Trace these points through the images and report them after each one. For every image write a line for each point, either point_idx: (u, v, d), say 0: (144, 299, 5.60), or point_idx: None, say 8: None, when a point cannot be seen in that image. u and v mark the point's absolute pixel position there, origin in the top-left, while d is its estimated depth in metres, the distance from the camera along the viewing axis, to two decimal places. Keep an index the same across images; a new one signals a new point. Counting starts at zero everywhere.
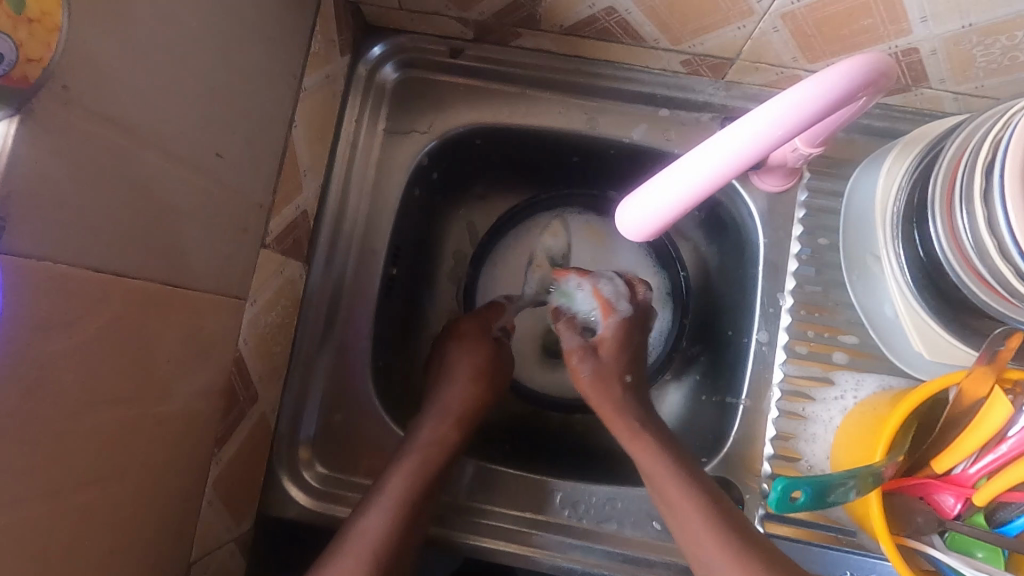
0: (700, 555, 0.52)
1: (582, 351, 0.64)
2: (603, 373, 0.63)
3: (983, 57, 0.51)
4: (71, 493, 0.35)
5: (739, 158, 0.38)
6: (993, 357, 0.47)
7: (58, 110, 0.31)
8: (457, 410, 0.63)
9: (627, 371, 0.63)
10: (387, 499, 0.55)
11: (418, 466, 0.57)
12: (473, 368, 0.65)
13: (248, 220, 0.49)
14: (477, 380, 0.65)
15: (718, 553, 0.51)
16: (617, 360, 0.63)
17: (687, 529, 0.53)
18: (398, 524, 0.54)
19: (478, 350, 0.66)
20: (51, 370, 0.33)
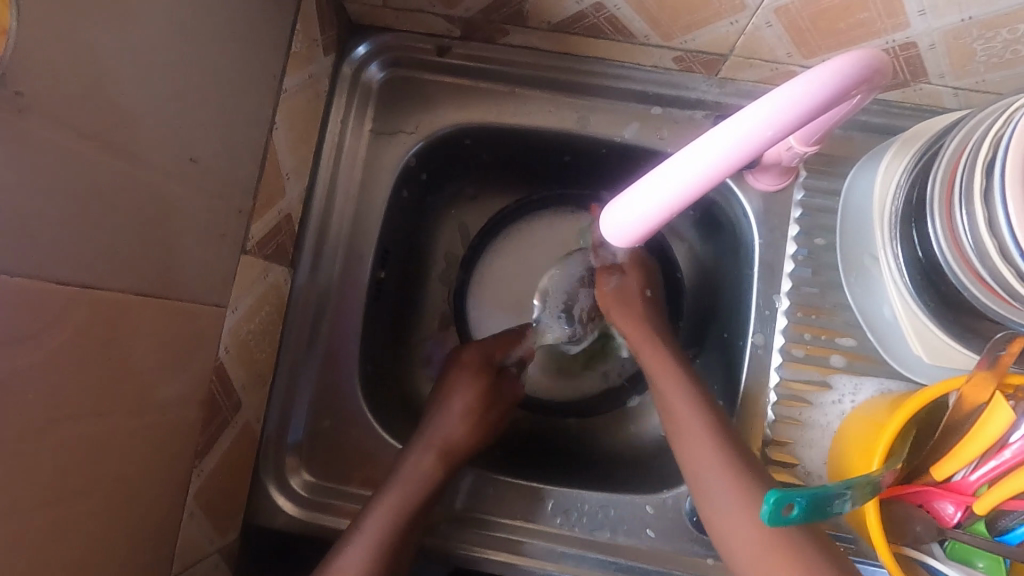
0: (709, 489, 0.51)
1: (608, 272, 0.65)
2: (627, 287, 0.64)
3: (983, 52, 0.49)
4: (40, 511, 0.34)
5: (727, 160, 0.36)
6: (995, 362, 0.46)
7: (13, 119, 0.30)
8: (445, 441, 0.59)
9: (647, 286, 0.65)
10: (368, 539, 0.53)
11: (404, 498, 0.55)
12: (473, 400, 0.62)
13: (227, 226, 0.47)
14: (482, 414, 0.63)
15: (730, 489, 0.50)
16: (644, 274, 0.65)
17: (700, 472, 0.52)
18: (375, 567, 0.52)
19: (473, 383, 0.63)
20: (14, 388, 0.31)
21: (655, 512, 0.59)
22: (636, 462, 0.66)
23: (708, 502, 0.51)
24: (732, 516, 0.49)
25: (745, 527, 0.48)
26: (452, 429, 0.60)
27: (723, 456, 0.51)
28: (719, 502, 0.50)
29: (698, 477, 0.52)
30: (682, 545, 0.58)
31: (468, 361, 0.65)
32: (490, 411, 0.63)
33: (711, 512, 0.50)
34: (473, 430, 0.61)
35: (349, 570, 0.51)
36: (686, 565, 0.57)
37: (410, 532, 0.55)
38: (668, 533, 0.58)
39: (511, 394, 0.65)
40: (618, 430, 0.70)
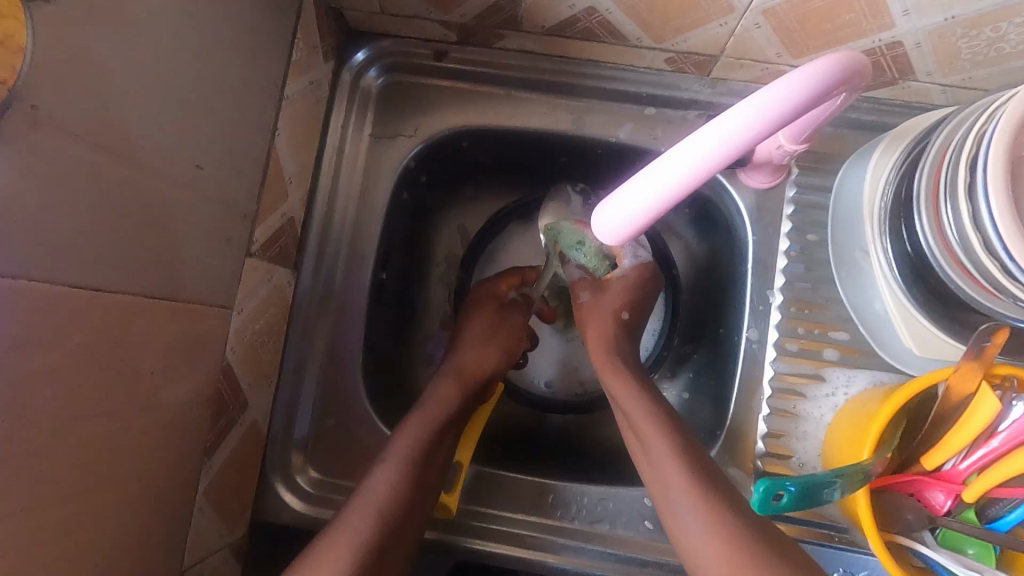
0: (674, 506, 0.50)
1: (588, 284, 0.65)
2: (602, 304, 0.64)
3: (968, 49, 0.50)
4: (57, 507, 0.36)
5: (709, 162, 0.37)
6: (980, 352, 0.47)
7: (28, 132, 0.31)
8: (467, 368, 0.64)
9: (625, 308, 0.65)
10: (398, 456, 0.55)
11: (431, 420, 0.58)
12: (484, 329, 0.67)
13: (231, 230, 0.49)
14: (491, 339, 0.66)
15: (693, 506, 0.49)
16: (624, 295, 0.65)
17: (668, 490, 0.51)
18: (406, 489, 0.53)
19: (482, 314, 0.67)
20: (31, 389, 0.33)
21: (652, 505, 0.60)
22: None
23: (677, 520, 0.50)
24: (695, 533, 0.48)
25: (706, 539, 0.47)
26: (473, 355, 0.65)
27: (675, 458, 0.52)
28: (686, 526, 0.48)
29: (669, 501, 0.51)
30: None
31: (482, 299, 0.68)
32: (499, 338, 0.67)
33: (678, 529, 0.49)
34: (491, 353, 0.66)
35: (381, 486, 0.53)
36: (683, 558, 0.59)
37: (431, 465, 0.56)
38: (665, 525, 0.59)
39: (521, 324, 0.68)
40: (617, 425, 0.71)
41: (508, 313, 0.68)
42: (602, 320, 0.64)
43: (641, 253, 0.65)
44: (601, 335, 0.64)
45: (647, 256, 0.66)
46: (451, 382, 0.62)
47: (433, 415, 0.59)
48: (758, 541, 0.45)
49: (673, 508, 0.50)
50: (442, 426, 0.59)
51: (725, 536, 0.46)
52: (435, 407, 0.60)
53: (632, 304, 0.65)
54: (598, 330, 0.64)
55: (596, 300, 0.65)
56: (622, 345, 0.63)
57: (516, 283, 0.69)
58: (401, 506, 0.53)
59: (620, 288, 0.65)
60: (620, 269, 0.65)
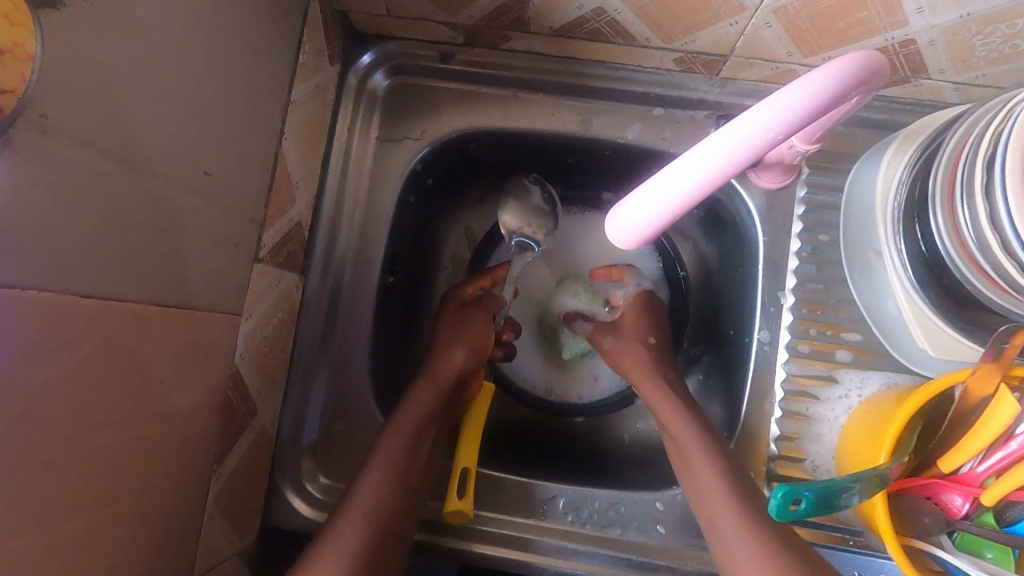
0: (717, 527, 0.50)
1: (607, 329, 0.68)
2: (626, 342, 0.65)
3: (983, 47, 0.50)
4: (68, 518, 0.35)
5: (726, 165, 0.36)
6: (999, 354, 0.46)
7: (37, 139, 0.31)
8: (438, 371, 0.62)
9: (650, 334, 0.66)
10: (378, 467, 0.54)
11: (410, 426, 0.57)
12: (450, 332, 0.65)
13: (240, 235, 0.48)
14: (454, 341, 0.64)
15: (735, 523, 0.49)
16: (641, 325, 0.67)
17: (708, 502, 0.51)
18: (388, 494, 0.53)
19: (447, 320, 0.66)
20: (42, 398, 0.32)
21: (665, 509, 0.59)
22: (645, 461, 0.67)
23: (719, 539, 0.49)
24: (740, 555, 0.47)
25: (747, 556, 0.47)
26: (444, 360, 0.62)
27: (722, 484, 0.51)
28: (724, 537, 0.49)
29: (707, 511, 0.52)
30: (689, 541, 0.58)
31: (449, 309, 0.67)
32: (465, 337, 0.64)
33: (722, 549, 0.49)
34: (461, 353, 0.63)
35: (367, 492, 0.52)
36: (696, 562, 0.58)
37: (412, 469, 0.55)
38: (678, 529, 0.59)
39: (482, 322, 0.66)
40: (626, 427, 0.70)
41: (469, 314, 0.66)
42: (632, 353, 0.64)
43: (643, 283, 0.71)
44: (639, 363, 0.63)
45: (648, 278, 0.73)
46: (426, 387, 0.60)
47: (412, 420, 0.58)
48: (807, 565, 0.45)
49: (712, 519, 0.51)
50: (426, 430, 0.58)
51: (772, 558, 0.45)
52: (414, 409, 0.58)
53: (655, 330, 0.66)
54: (637, 360, 0.64)
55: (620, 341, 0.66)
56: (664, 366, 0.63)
57: (484, 284, 0.69)
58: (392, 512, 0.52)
59: (632, 320, 0.67)
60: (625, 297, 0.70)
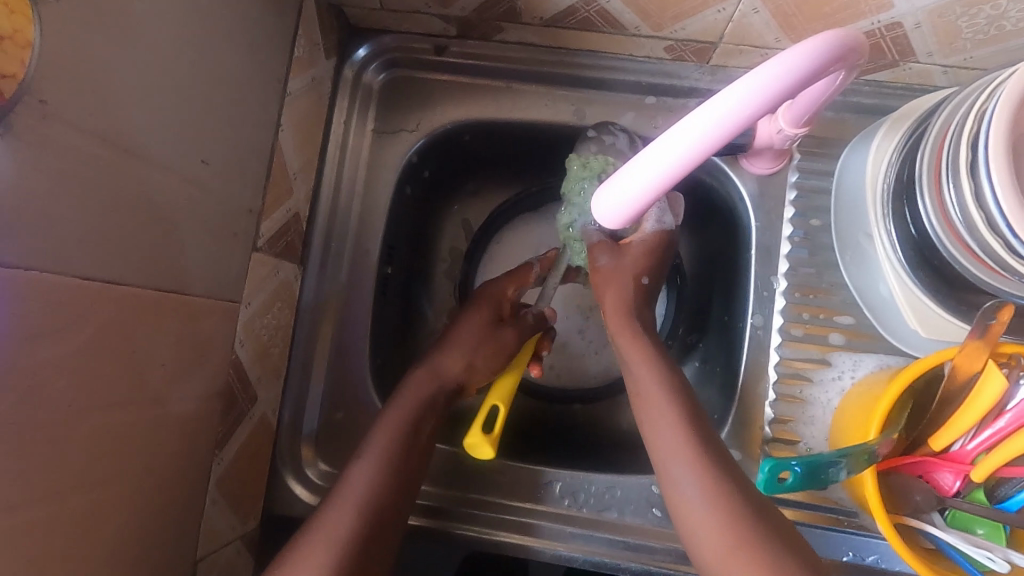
0: (676, 476, 0.50)
1: (607, 245, 0.58)
2: (623, 270, 0.57)
3: (968, 29, 0.51)
4: (73, 494, 0.36)
5: (706, 143, 0.37)
6: (985, 331, 0.46)
7: (38, 124, 0.32)
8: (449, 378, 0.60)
9: (647, 275, 0.58)
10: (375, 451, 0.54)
11: (408, 412, 0.57)
12: (468, 335, 0.61)
13: (238, 224, 0.50)
14: (466, 351, 0.61)
15: (693, 473, 0.49)
16: (645, 259, 0.58)
17: (665, 456, 0.51)
18: (387, 475, 0.54)
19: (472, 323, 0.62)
20: (45, 376, 0.33)
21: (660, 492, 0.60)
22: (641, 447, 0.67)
23: (671, 483, 0.50)
24: (689, 500, 0.49)
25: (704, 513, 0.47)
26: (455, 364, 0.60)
27: (689, 440, 0.50)
28: (677, 484, 0.50)
29: (661, 458, 0.51)
30: None
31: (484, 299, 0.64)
32: (484, 349, 0.61)
33: (677, 498, 0.49)
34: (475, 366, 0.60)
35: (364, 474, 0.53)
36: None
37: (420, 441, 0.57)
38: None
39: (513, 345, 0.62)
40: (622, 414, 0.71)
41: (500, 326, 0.62)
42: (625, 288, 0.57)
43: (666, 219, 0.59)
44: (621, 305, 0.58)
45: (671, 223, 0.59)
46: (425, 377, 0.60)
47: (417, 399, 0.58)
48: (764, 539, 0.45)
49: (669, 468, 0.50)
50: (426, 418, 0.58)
51: (721, 510, 0.47)
52: (420, 387, 0.59)
53: (653, 272, 0.59)
54: (618, 305, 0.58)
55: (617, 262, 0.57)
56: (642, 313, 0.58)
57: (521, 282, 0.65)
58: (393, 492, 0.53)
59: (641, 252, 0.58)
60: (640, 232, 0.58)
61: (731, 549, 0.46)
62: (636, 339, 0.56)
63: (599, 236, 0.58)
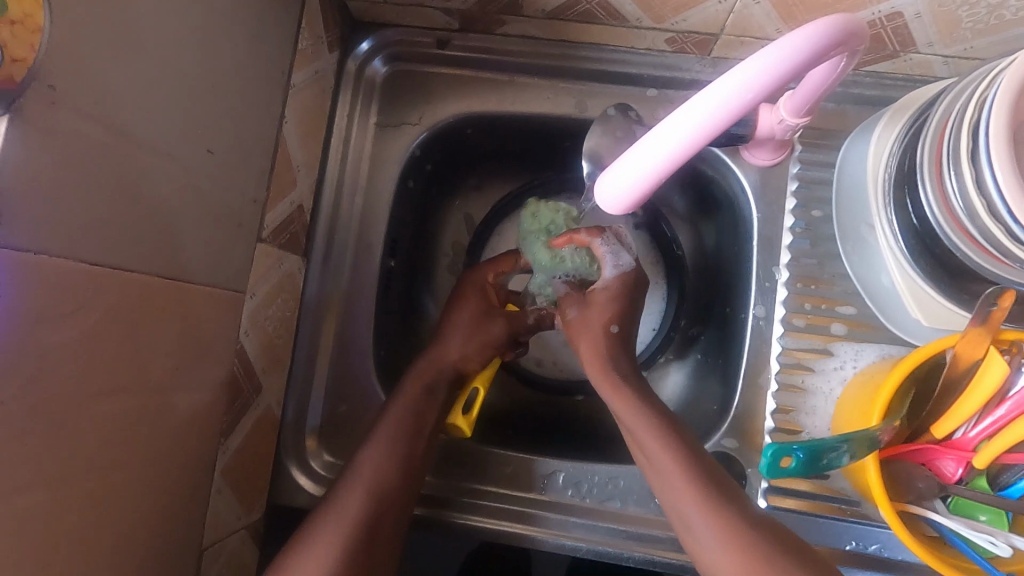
0: (688, 520, 0.50)
1: (574, 297, 0.62)
2: (589, 321, 0.60)
3: (969, 18, 0.51)
4: (81, 479, 0.37)
5: (707, 127, 0.37)
6: (986, 318, 0.46)
7: (47, 109, 0.32)
8: (451, 364, 0.60)
9: (614, 321, 0.60)
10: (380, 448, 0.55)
11: (409, 406, 0.57)
12: (465, 324, 0.62)
13: (243, 215, 0.50)
14: (463, 339, 0.61)
15: (710, 520, 0.49)
16: (611, 306, 0.60)
17: (674, 495, 0.51)
18: (390, 472, 0.54)
19: (467, 311, 0.63)
20: (53, 360, 0.34)
21: None
22: None
23: (691, 536, 0.50)
24: (712, 550, 0.48)
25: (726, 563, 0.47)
26: (454, 353, 0.61)
27: (691, 480, 0.51)
28: (697, 532, 0.49)
29: (675, 507, 0.51)
30: None
31: (469, 292, 0.64)
32: (478, 339, 0.62)
33: (695, 546, 0.49)
34: (473, 353, 0.61)
35: (368, 474, 0.53)
36: None
37: (420, 434, 0.57)
38: None
39: (501, 338, 0.62)
40: None
41: (491, 317, 0.63)
42: (590, 339, 0.60)
43: (623, 260, 0.61)
44: (595, 350, 0.59)
45: (628, 263, 0.61)
46: (426, 365, 0.60)
47: (421, 380, 0.59)
48: (789, 570, 0.45)
49: (685, 518, 0.50)
50: (427, 399, 0.58)
51: (743, 556, 0.46)
52: (424, 370, 0.59)
53: (623, 316, 0.60)
54: (588, 351, 0.60)
55: (584, 316, 0.60)
56: (620, 358, 0.59)
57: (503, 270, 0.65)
58: (396, 487, 0.54)
59: (606, 299, 0.60)
60: (602, 279, 0.61)
61: None
62: (616, 388, 0.57)
63: (565, 287, 0.63)
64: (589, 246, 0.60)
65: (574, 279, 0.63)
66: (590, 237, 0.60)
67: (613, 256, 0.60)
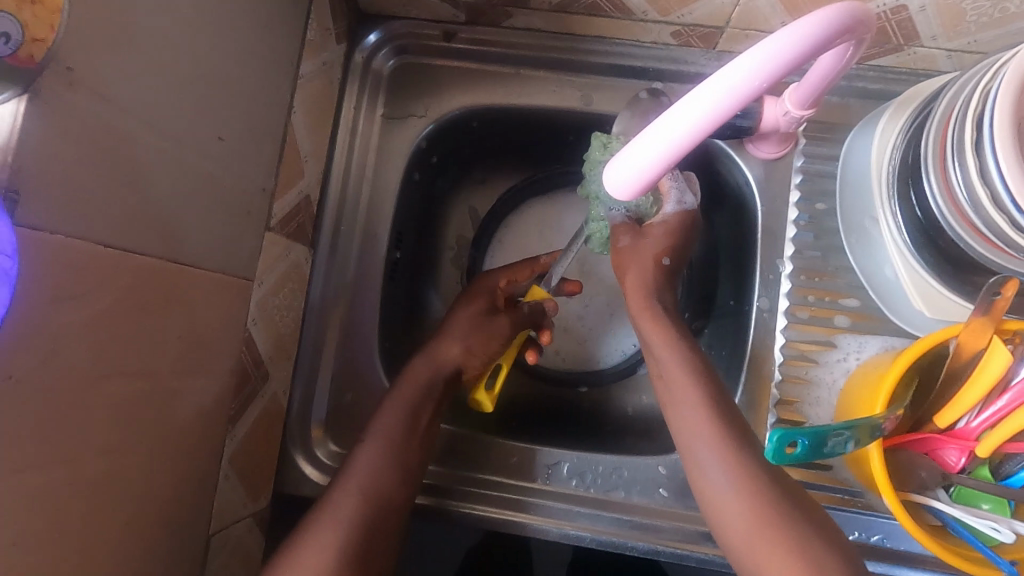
0: (698, 459, 0.51)
1: (629, 227, 0.59)
2: (642, 250, 0.59)
3: (972, 11, 0.52)
4: (94, 460, 0.37)
5: (716, 113, 0.38)
6: (989, 308, 0.46)
7: (64, 92, 0.33)
8: (448, 364, 0.60)
9: (667, 255, 0.59)
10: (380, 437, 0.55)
11: (407, 398, 0.58)
12: (464, 324, 0.62)
13: (252, 203, 0.50)
14: (461, 337, 0.61)
15: (723, 460, 0.50)
16: (665, 240, 0.59)
17: (691, 438, 0.52)
18: (390, 461, 0.54)
19: (467, 311, 0.63)
20: (67, 340, 0.34)
21: (667, 473, 0.61)
22: (648, 430, 0.68)
23: (701, 474, 0.51)
24: (719, 488, 0.50)
25: (734, 503, 0.49)
26: (451, 350, 0.61)
27: (709, 420, 0.52)
28: (709, 474, 0.50)
29: (688, 444, 0.52)
30: (694, 504, 0.59)
31: (476, 294, 0.64)
32: (477, 338, 0.62)
33: (702, 482, 0.51)
34: (471, 352, 0.61)
35: (368, 463, 0.54)
36: (699, 523, 0.59)
37: (416, 428, 0.57)
38: (680, 492, 0.60)
39: (505, 334, 0.62)
40: (628, 398, 0.72)
41: (493, 318, 0.63)
42: (642, 269, 0.59)
43: (686, 199, 0.60)
44: (641, 284, 0.59)
45: (690, 204, 0.60)
46: (424, 361, 0.60)
47: (421, 374, 0.59)
48: (793, 521, 0.47)
49: (696, 457, 0.52)
50: (426, 390, 0.59)
51: (752, 497, 0.48)
52: (422, 368, 0.60)
53: (672, 252, 0.60)
54: (633, 283, 0.59)
55: (638, 244, 0.59)
56: (664, 292, 0.59)
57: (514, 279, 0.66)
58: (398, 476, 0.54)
59: (661, 233, 0.59)
60: (663, 214, 0.59)
61: (762, 540, 0.47)
62: (652, 317, 0.58)
63: (621, 219, 0.60)
64: (655, 179, 0.58)
65: (634, 215, 0.60)
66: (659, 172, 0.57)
67: (678, 192, 0.59)
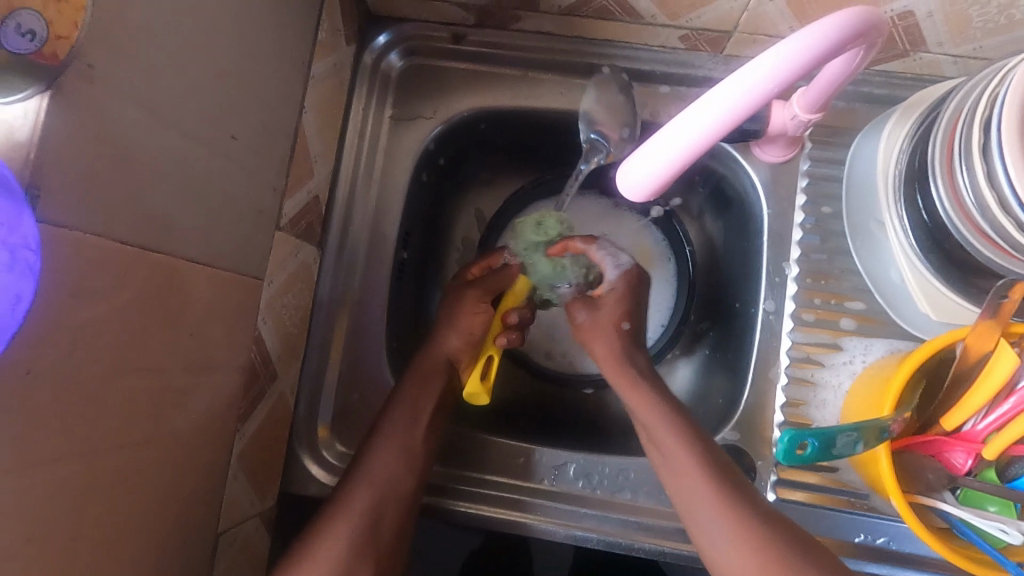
0: (699, 519, 0.52)
1: (582, 301, 0.63)
2: (599, 321, 0.61)
3: (979, 18, 0.52)
4: (109, 455, 0.37)
5: (731, 114, 0.38)
6: (997, 311, 0.47)
7: (86, 88, 0.33)
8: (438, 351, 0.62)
9: (625, 319, 0.61)
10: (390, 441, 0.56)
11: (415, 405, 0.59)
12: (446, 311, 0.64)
13: (264, 202, 0.51)
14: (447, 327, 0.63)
15: (719, 515, 0.51)
16: (619, 305, 0.61)
17: (686, 492, 0.53)
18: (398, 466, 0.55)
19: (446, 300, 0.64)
20: (85, 336, 0.34)
21: None
22: None
23: (698, 526, 0.52)
24: (718, 544, 0.51)
25: (739, 561, 0.49)
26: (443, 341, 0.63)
27: (703, 471, 0.53)
28: (707, 528, 0.51)
29: (682, 494, 0.54)
30: None
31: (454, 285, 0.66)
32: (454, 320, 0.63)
33: (703, 542, 0.52)
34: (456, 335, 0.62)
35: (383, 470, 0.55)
36: None
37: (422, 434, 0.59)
38: None
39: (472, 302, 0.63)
40: None
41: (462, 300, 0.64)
42: (604, 337, 0.61)
43: (621, 259, 0.62)
44: (609, 351, 0.60)
45: (628, 262, 0.62)
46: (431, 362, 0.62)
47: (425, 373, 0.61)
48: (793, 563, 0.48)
49: (694, 513, 0.53)
50: (430, 389, 0.61)
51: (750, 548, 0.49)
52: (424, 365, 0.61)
53: (632, 312, 0.62)
54: (604, 351, 0.61)
55: (593, 317, 0.61)
56: (632, 357, 0.60)
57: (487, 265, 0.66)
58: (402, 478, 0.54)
59: (613, 300, 0.61)
60: (606, 282, 0.62)
61: None
62: (636, 387, 0.58)
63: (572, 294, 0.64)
64: (585, 252, 0.61)
65: (579, 286, 0.63)
66: (586, 246, 0.61)
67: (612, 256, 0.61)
